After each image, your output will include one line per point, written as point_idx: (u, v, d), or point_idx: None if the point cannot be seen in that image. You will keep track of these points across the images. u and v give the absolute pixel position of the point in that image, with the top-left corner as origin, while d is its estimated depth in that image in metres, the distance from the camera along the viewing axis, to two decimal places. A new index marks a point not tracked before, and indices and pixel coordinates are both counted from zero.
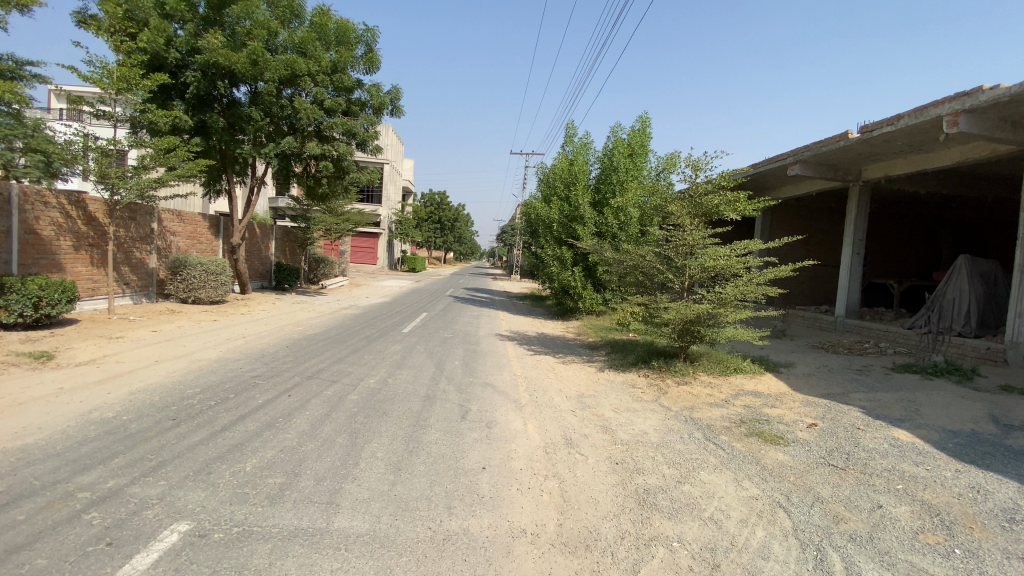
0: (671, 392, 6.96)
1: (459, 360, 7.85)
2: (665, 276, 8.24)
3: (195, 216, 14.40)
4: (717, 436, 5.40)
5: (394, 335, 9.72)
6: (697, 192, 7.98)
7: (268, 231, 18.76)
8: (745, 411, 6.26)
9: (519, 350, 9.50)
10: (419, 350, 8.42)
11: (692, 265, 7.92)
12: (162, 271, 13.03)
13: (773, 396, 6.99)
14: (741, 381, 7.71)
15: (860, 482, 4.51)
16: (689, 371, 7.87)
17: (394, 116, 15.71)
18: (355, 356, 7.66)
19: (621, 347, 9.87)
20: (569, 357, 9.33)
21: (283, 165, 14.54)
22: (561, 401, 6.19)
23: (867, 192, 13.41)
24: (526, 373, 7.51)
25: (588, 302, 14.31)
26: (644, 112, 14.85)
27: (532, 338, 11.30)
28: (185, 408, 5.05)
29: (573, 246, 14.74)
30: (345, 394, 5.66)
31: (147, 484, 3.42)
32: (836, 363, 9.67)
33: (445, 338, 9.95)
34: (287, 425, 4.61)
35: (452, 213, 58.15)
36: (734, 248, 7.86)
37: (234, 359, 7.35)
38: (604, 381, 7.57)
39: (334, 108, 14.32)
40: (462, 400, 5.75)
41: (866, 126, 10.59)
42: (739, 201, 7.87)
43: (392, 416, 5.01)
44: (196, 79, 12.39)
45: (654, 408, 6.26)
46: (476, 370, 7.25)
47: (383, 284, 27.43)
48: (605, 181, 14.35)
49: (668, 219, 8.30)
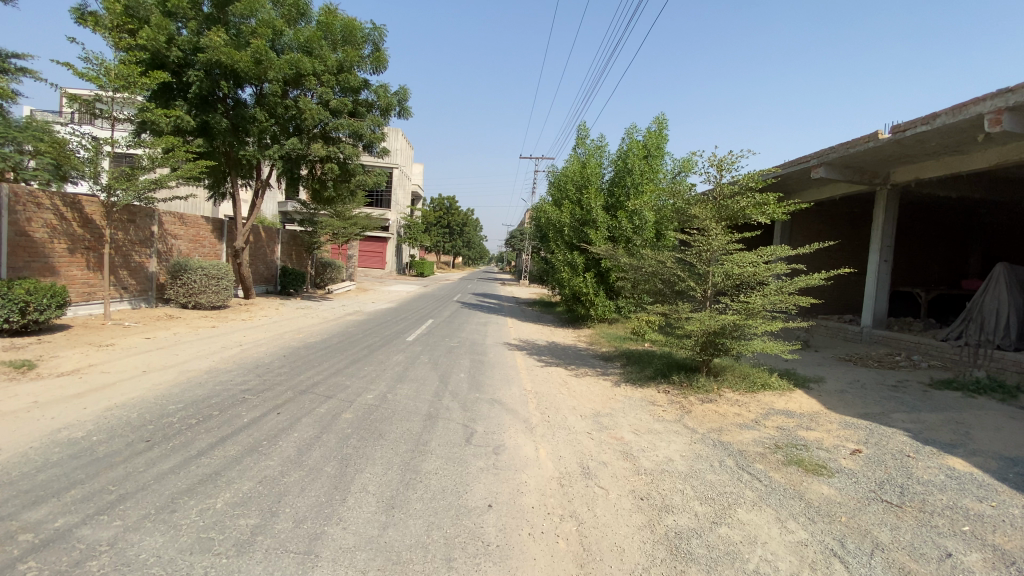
0: (695, 411, 6.41)
1: (465, 373, 7.35)
2: (686, 283, 7.70)
3: (197, 219, 14.08)
4: (751, 464, 4.84)
5: (398, 344, 9.24)
6: (721, 193, 7.43)
7: (274, 235, 18.44)
8: (779, 434, 5.68)
9: (529, 362, 8.99)
10: (423, 360, 7.94)
11: (717, 271, 7.36)
12: (162, 276, 12.73)
13: (807, 416, 6.40)
14: (770, 398, 7.11)
15: (920, 524, 3.86)
16: (712, 387, 7.30)
17: (401, 117, 15.30)
18: (355, 367, 7.20)
19: (637, 359, 9.32)
20: (582, 369, 8.79)
21: (288, 168, 14.15)
22: (575, 422, 5.66)
23: (895, 196, 12.73)
24: (537, 387, 6.99)
25: (601, 309, 13.77)
26: (660, 113, 14.32)
27: (542, 347, 10.76)
28: (162, 428, 4.60)
29: (585, 251, 14.21)
30: (339, 412, 5.17)
31: (100, 525, 2.97)
32: (868, 377, 9.01)
33: (451, 347, 9.45)
34: (271, 450, 4.13)
35: (461, 218, 57.92)
36: (762, 254, 7.27)
37: (226, 370, 6.90)
38: (621, 396, 7.03)
39: (339, 109, 13.88)
40: (468, 419, 5.25)
41: (897, 125, 9.98)
42: (768, 203, 7.27)
43: (389, 438, 4.52)
44: (198, 78, 12.12)
45: (677, 430, 5.72)
46: (483, 385, 6.74)
47: (391, 289, 27.08)
48: (619, 184, 13.83)
49: (689, 223, 7.76)
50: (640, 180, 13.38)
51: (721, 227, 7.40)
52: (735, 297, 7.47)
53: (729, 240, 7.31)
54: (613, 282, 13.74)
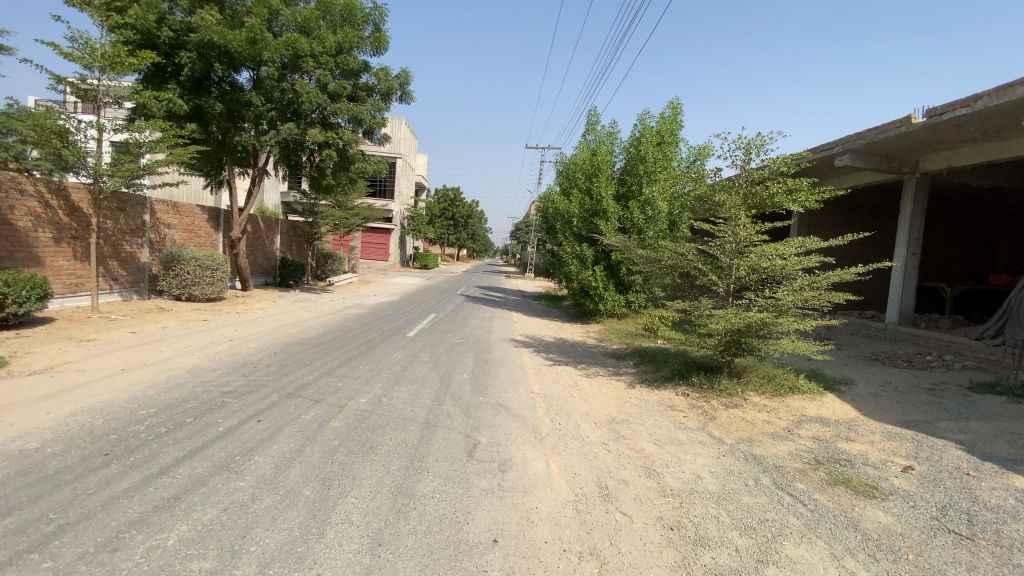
0: (720, 418, 5.85)
1: (468, 372, 6.80)
2: (708, 278, 7.08)
3: (192, 208, 13.55)
4: (790, 484, 4.28)
5: (397, 340, 8.67)
6: (748, 179, 6.79)
7: (273, 226, 17.92)
8: (817, 447, 5.11)
9: (536, 360, 8.42)
10: (423, 359, 7.39)
11: (742, 264, 6.73)
12: (156, 267, 12.26)
13: (844, 424, 5.81)
14: (801, 403, 6.52)
15: (1001, 563, 3.26)
16: (736, 391, 6.70)
17: (403, 101, 14.67)
18: (349, 365, 6.66)
19: (652, 357, 8.73)
20: (594, 368, 8.21)
21: (284, 155, 13.55)
22: (590, 430, 5.10)
23: (924, 185, 12.01)
24: (547, 390, 6.41)
25: (610, 304, 13.16)
26: (675, 98, 13.61)
27: (550, 344, 10.19)
28: (126, 438, 4.09)
29: (594, 242, 13.58)
30: (327, 420, 4.63)
31: (23, 570, 2.48)
32: (901, 379, 8.38)
33: (453, 343, 8.89)
34: (245, 467, 3.60)
35: (466, 210, 57.31)
36: (794, 245, 6.62)
37: (210, 369, 6.37)
38: (637, 400, 6.45)
39: (338, 92, 13.24)
40: (471, 428, 4.70)
41: (934, 108, 9.28)
42: (802, 188, 6.60)
43: (381, 452, 3.97)
44: (191, 60, 11.56)
45: (703, 440, 5.16)
46: (488, 387, 6.18)
47: (393, 281, 26.54)
48: (631, 173, 13.18)
49: (712, 211, 7.13)
50: (654, 168, 12.73)
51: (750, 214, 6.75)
52: (762, 292, 6.85)
53: (758, 230, 6.66)
54: (624, 276, 13.12)
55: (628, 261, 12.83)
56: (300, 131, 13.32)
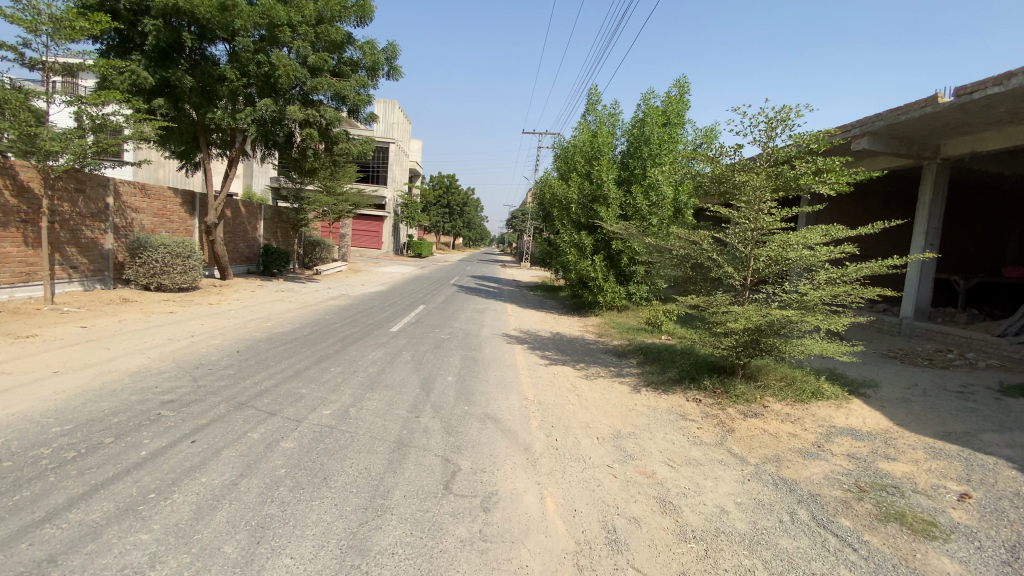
0: (739, 431, 5.12)
1: (453, 374, 6.04)
2: (724, 270, 6.30)
3: (164, 190, 12.63)
4: (833, 518, 3.55)
5: (379, 336, 7.90)
6: (772, 158, 5.99)
7: (255, 211, 17.01)
8: (856, 469, 4.38)
9: (530, 358, 7.65)
10: (405, 358, 6.61)
11: (763, 254, 5.95)
12: (122, 254, 11.38)
13: (880, 439, 5.08)
14: (826, 411, 5.79)
15: None
16: (754, 396, 5.98)
17: (390, 78, 13.73)
18: (319, 367, 5.89)
19: (657, 356, 7.99)
20: (593, 367, 7.47)
21: (262, 134, 12.59)
22: (593, 449, 4.35)
23: (947, 171, 11.24)
24: (542, 395, 5.65)
25: (610, 296, 12.40)
26: (682, 76, 12.76)
27: (546, 339, 9.43)
28: (23, 467, 3.33)
29: (594, 230, 12.78)
30: (277, 440, 3.86)
31: None
32: (927, 381, 7.63)
33: (441, 340, 8.11)
34: (156, 514, 2.85)
35: (462, 197, 56.23)
36: (823, 234, 5.84)
37: (157, 373, 5.58)
38: (644, 408, 5.70)
39: (319, 66, 12.27)
40: (451, 448, 3.94)
41: (963, 86, 8.47)
42: (834, 168, 5.80)
43: (335, 485, 3.22)
44: (156, 28, 10.59)
45: (723, 461, 4.42)
46: (476, 393, 5.42)
47: (384, 270, 25.64)
48: (634, 155, 12.38)
49: (729, 194, 6.34)
50: (658, 151, 11.91)
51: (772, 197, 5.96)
52: (783, 286, 6.09)
53: (781, 216, 5.87)
54: (625, 266, 12.37)
55: (629, 251, 12.07)
56: (278, 108, 12.36)
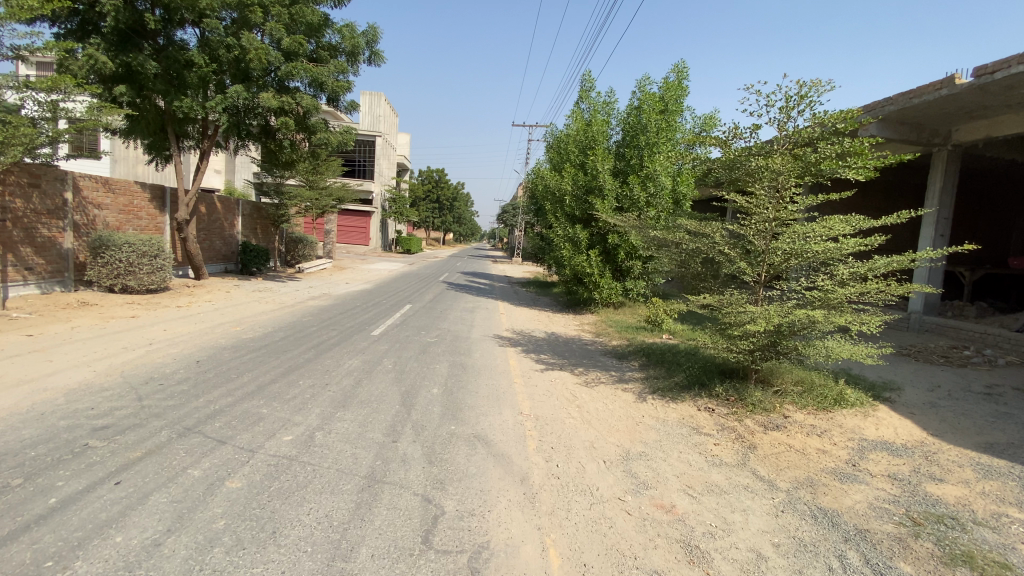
0: (763, 449, 4.54)
1: (439, 385, 5.39)
2: (736, 265, 5.67)
3: (130, 184, 11.77)
4: (893, 563, 2.98)
5: (358, 341, 7.21)
6: (792, 141, 5.35)
7: (232, 207, 16.16)
8: (903, 494, 3.82)
9: (524, 363, 7.02)
10: (385, 367, 5.94)
11: (781, 248, 5.31)
12: (83, 253, 10.54)
13: (919, 455, 4.54)
14: (853, 421, 5.24)
15: None
16: (773, 405, 5.41)
17: (372, 63, 12.96)
18: (286, 381, 5.20)
19: (661, 358, 7.41)
20: (592, 371, 6.86)
21: (234, 124, 11.76)
22: (601, 477, 3.73)
23: (957, 158, 10.75)
24: (538, 408, 5.03)
25: (606, 292, 11.79)
26: (679, 61, 12.14)
27: (540, 340, 8.80)
28: None
29: (589, 224, 12.17)
30: (222, 478, 3.21)
31: None
32: (949, 382, 7.14)
33: (426, 344, 7.45)
34: None
35: (451, 192, 55.37)
36: (848, 225, 5.24)
37: (97, 391, 4.85)
38: (652, 420, 5.10)
39: (294, 50, 11.47)
40: (433, 484, 3.30)
41: (983, 66, 7.95)
42: (860, 151, 5.20)
43: (285, 544, 2.57)
44: (114, 8, 9.70)
45: (751, 488, 3.83)
46: (464, 408, 4.78)
47: (370, 266, 24.86)
48: (631, 145, 11.75)
49: (742, 181, 5.72)
50: (656, 140, 11.29)
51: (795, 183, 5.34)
52: (803, 282, 5.50)
53: (803, 205, 5.28)
54: (622, 261, 11.78)
55: (626, 245, 11.46)
56: (251, 95, 11.53)
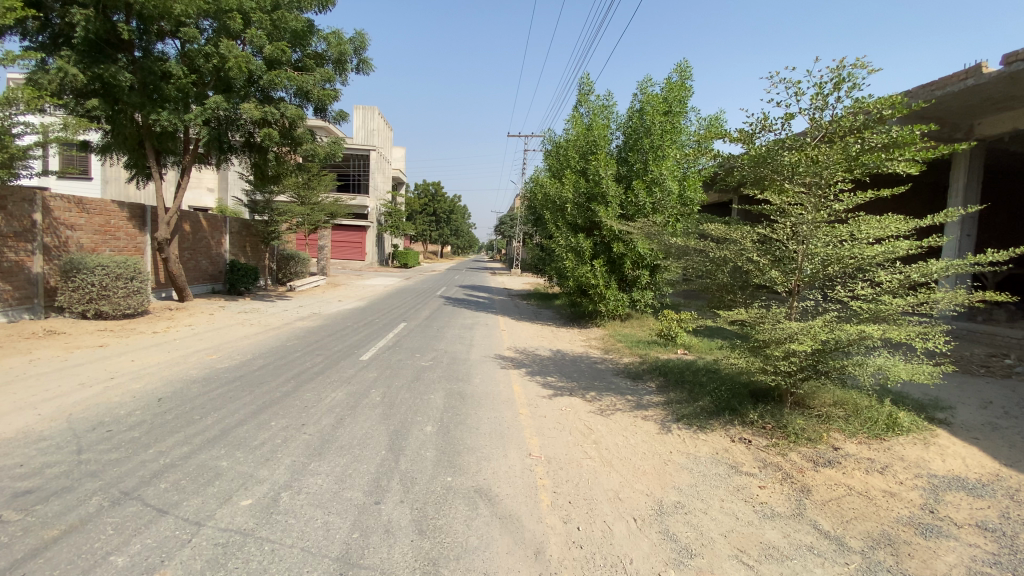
0: (819, 493, 3.82)
1: (433, 422, 4.67)
2: (768, 274, 4.96)
3: (107, 203, 11.13)
4: None
5: (344, 369, 6.47)
6: (829, 132, 4.68)
7: (219, 225, 15.51)
8: (1004, 552, 3.10)
9: (530, 388, 6.30)
10: (372, 400, 5.22)
11: (821, 253, 4.63)
12: (54, 278, 9.82)
13: (1002, 495, 3.82)
14: (913, 451, 4.52)
15: None
16: (819, 435, 4.70)
17: (359, 71, 12.41)
18: (256, 421, 4.48)
19: (680, 379, 6.68)
20: (606, 396, 6.13)
21: (215, 136, 11.14)
22: (634, 543, 3.01)
23: (979, 154, 10.14)
24: (549, 447, 4.31)
25: (612, 304, 11.09)
26: (682, 61, 11.58)
27: (545, 360, 8.09)
28: None
29: (592, 232, 11.50)
30: (151, 570, 2.49)
31: None
32: (1002, 397, 6.41)
33: (421, 368, 6.73)
34: None
35: (448, 205, 54.86)
36: (898, 224, 4.56)
37: (31, 442, 4.11)
38: (682, 458, 4.38)
39: (276, 57, 10.89)
40: (424, 566, 2.58)
41: (1014, 53, 7.33)
42: (909, 141, 4.52)
43: None
44: (85, 17, 9.11)
45: (817, 550, 3.10)
46: (464, 452, 4.06)
47: (367, 283, 24.15)
48: (634, 149, 11.15)
49: (772, 180, 5.04)
50: (660, 142, 10.67)
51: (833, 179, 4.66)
52: (846, 291, 4.81)
53: (844, 206, 4.59)
54: (628, 271, 11.09)
55: (633, 254, 10.78)
56: (232, 106, 10.93)
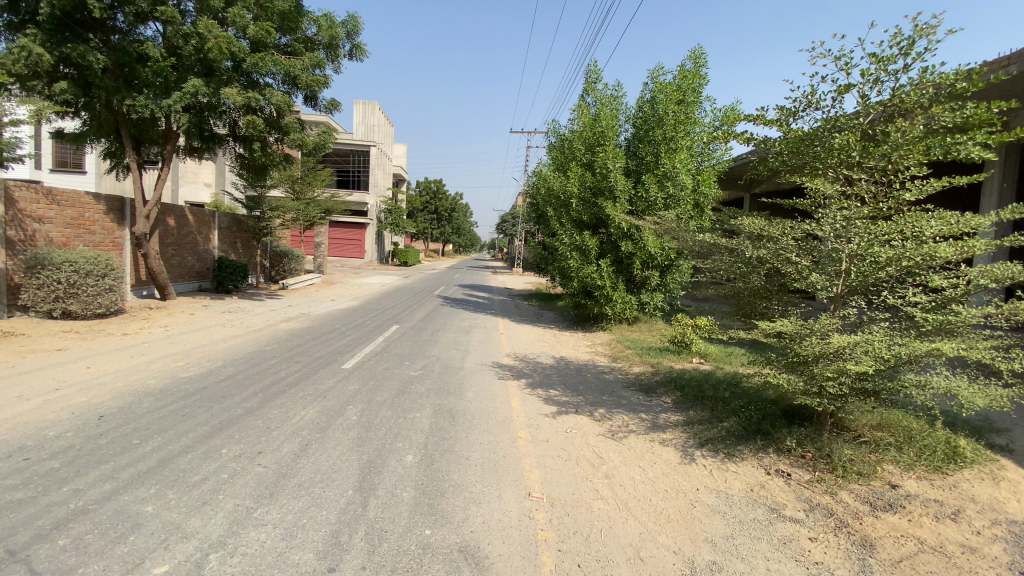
0: (885, 550, 3.09)
1: (415, 448, 3.96)
2: (812, 278, 4.21)
3: (80, 196, 10.43)
4: None
5: (322, 380, 5.76)
6: (890, 112, 3.93)
7: (207, 220, 14.83)
8: None
9: (531, 403, 5.59)
10: (348, 420, 4.51)
11: (878, 254, 3.87)
12: (19, 274, 9.14)
13: None
14: (987, 490, 3.77)
15: None
16: (872, 469, 3.96)
17: (353, 57, 11.69)
18: (204, 449, 3.78)
19: (699, 394, 5.96)
20: (617, 414, 5.41)
21: (196, 124, 10.42)
22: None
23: (1017, 151, 9.33)
24: (552, 485, 3.59)
25: (619, 307, 10.34)
26: (696, 47, 10.82)
27: (548, 369, 7.37)
28: None
29: (598, 230, 10.75)
30: None
31: None
32: None
33: (409, 380, 6.01)
34: None
35: (450, 202, 54.12)
36: (972, 221, 3.81)
37: None
38: (711, 497, 3.65)
39: (261, 38, 10.19)
40: None
41: None
42: (987, 122, 3.77)
43: None
44: None
45: None
46: (448, 490, 3.35)
47: (364, 281, 23.44)
48: (644, 140, 10.39)
49: (813, 170, 4.31)
50: (673, 133, 9.92)
51: (897, 169, 3.90)
52: (904, 298, 4.06)
53: (907, 198, 3.83)
54: (637, 271, 10.36)
55: (642, 253, 10.04)
56: (214, 91, 10.22)
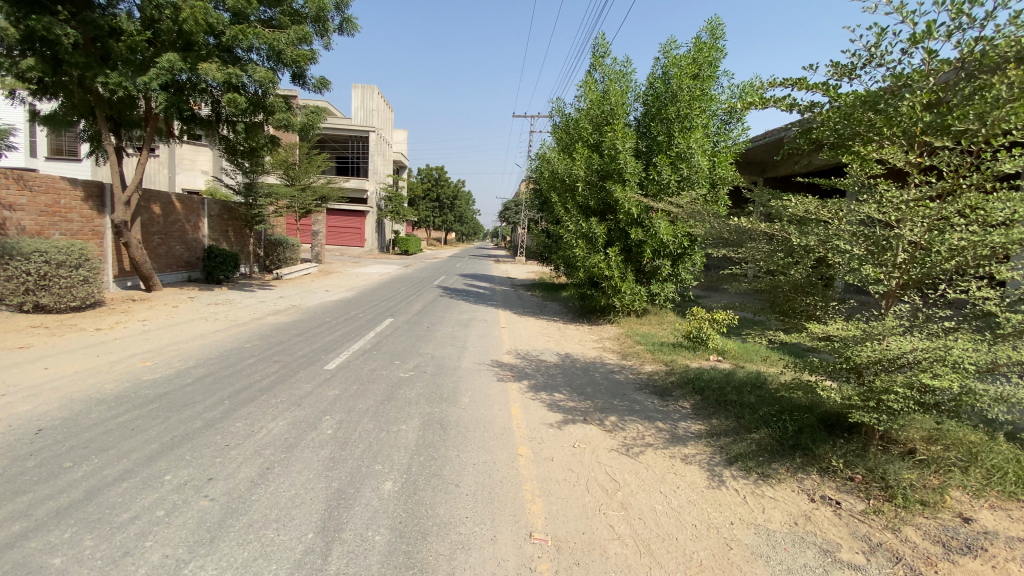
0: None
1: (396, 473, 3.35)
2: (871, 268, 3.54)
3: (55, 181, 9.77)
4: None
5: (299, 384, 5.14)
6: (971, 66, 3.34)
7: (196, 207, 14.18)
8: None
9: (533, 410, 4.97)
10: (322, 435, 3.90)
11: (955, 241, 3.21)
12: None
13: None
14: None
15: None
16: (939, 498, 3.33)
17: (342, 31, 10.95)
18: (146, 475, 3.18)
19: (722, 398, 5.32)
20: (630, 424, 4.79)
21: (176, 104, 9.73)
22: None
23: None
24: (558, 521, 2.98)
25: (628, 299, 9.69)
26: (713, 17, 10.02)
27: (552, 368, 6.75)
28: None
29: (607, 216, 10.07)
30: None
31: None
32: None
33: (397, 383, 5.39)
34: None
35: (452, 190, 53.28)
36: None
37: None
38: (748, 534, 3.04)
39: (240, 9, 9.51)
40: None
41: None
42: None
43: None
44: None
45: None
46: (430, 532, 2.74)
47: (363, 270, 22.82)
48: (656, 118, 9.64)
49: (868, 141, 3.70)
50: (688, 110, 9.16)
51: (989, 135, 3.23)
52: (979, 294, 3.40)
53: (1004, 168, 3.18)
54: (647, 260, 9.69)
55: (654, 241, 9.35)
56: (193, 67, 9.53)
